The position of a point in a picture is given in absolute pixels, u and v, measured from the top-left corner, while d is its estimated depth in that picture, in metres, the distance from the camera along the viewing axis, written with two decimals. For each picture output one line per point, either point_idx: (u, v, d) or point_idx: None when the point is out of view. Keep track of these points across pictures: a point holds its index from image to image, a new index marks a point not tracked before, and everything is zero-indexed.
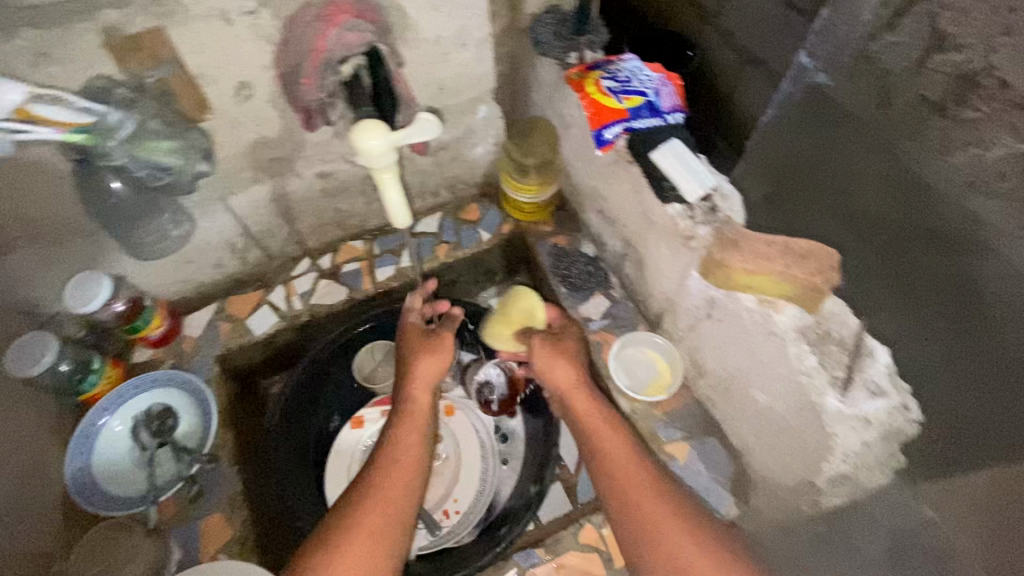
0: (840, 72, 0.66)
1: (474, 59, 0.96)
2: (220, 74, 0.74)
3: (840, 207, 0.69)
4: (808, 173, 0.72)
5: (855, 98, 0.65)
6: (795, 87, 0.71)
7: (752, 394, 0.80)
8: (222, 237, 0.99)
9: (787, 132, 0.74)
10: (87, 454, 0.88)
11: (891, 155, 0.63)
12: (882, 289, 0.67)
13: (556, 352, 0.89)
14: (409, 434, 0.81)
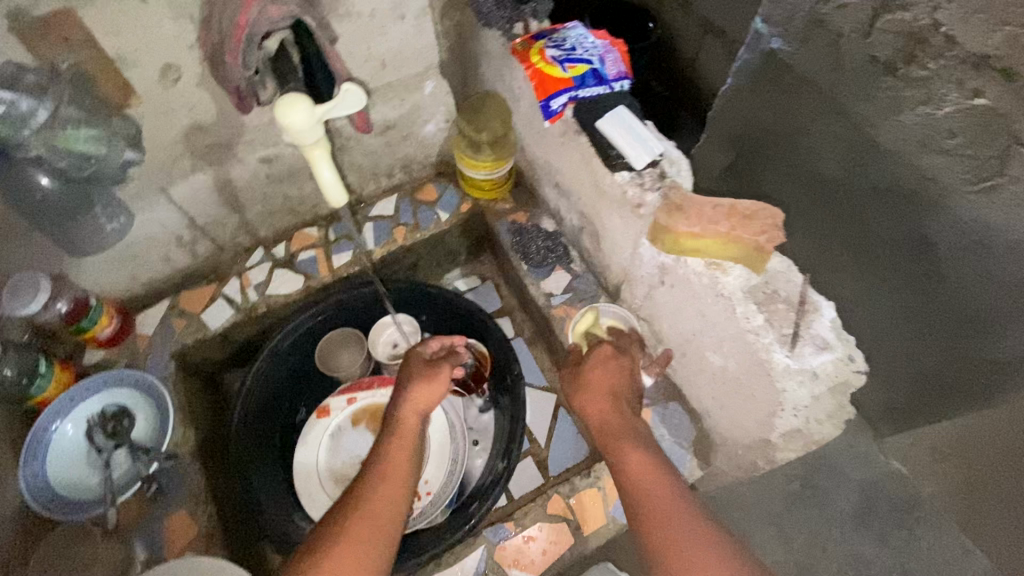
0: (794, 36, 0.61)
1: (414, 32, 0.95)
2: (140, 56, 0.70)
3: (798, 169, 0.67)
4: (761, 138, 0.70)
5: (806, 61, 0.60)
6: (753, 55, 0.68)
7: (706, 357, 0.82)
8: (167, 230, 0.95)
9: (746, 96, 0.71)
10: (40, 458, 0.85)
11: (844, 118, 0.58)
12: (834, 245, 0.68)
13: (607, 364, 0.79)
14: (398, 459, 0.69)
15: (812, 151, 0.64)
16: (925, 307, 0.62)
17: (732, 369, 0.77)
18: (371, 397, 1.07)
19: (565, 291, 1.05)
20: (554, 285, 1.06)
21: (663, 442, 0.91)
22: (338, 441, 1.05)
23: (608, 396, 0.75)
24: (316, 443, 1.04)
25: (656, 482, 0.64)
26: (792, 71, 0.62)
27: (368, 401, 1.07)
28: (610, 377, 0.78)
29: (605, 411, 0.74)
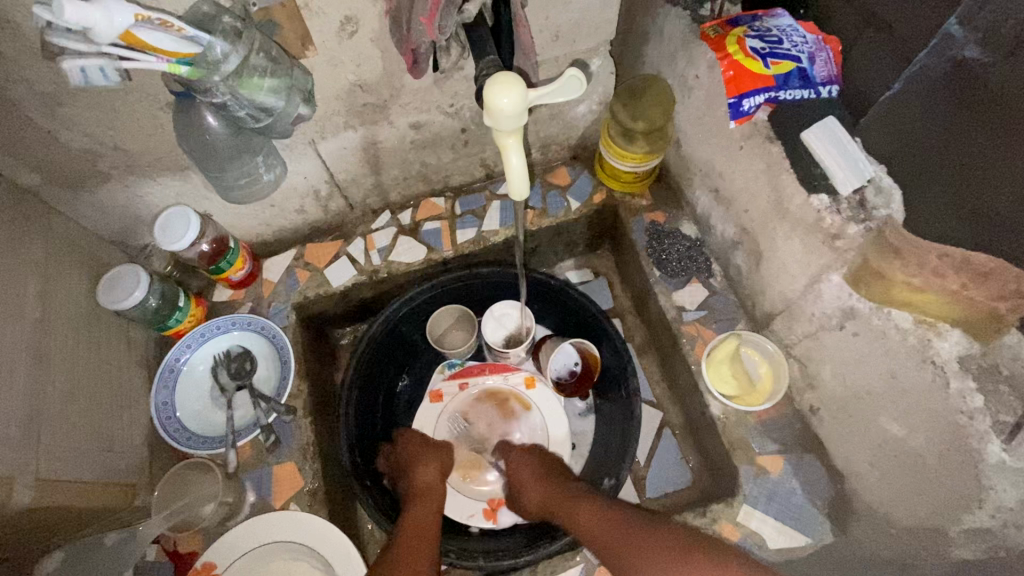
0: (997, 44, 0.52)
1: (599, 5, 0.83)
2: (327, 5, 0.67)
3: (970, 199, 0.58)
4: (933, 158, 0.61)
5: (1010, 77, 0.52)
6: (938, 61, 0.58)
7: (879, 420, 0.71)
8: (308, 182, 0.95)
9: (913, 110, 0.61)
10: (171, 388, 0.89)
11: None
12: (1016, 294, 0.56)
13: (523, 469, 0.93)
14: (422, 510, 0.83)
15: (987, 182, 0.56)
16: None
17: (915, 441, 0.67)
18: (483, 383, 1.06)
19: (700, 307, 0.96)
20: (687, 299, 0.97)
21: (794, 496, 0.82)
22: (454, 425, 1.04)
23: (533, 477, 0.91)
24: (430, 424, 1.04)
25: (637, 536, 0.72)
26: (984, 89, 0.54)
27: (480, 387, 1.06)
28: (536, 464, 0.94)
29: (545, 497, 0.88)
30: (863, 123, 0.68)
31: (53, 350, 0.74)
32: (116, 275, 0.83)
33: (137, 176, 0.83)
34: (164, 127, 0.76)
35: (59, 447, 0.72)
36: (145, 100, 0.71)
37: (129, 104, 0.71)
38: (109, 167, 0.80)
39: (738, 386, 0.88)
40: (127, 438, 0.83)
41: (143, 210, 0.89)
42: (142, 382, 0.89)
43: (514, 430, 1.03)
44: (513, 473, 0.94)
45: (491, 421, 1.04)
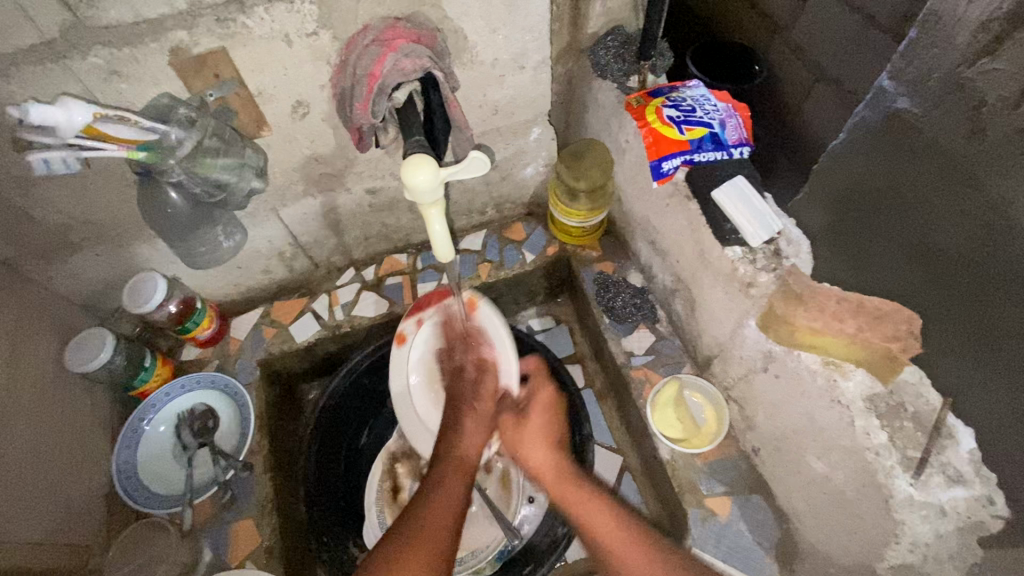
0: (925, 98, 0.53)
1: (532, 82, 0.92)
2: (279, 93, 0.75)
3: (910, 241, 0.57)
4: (865, 202, 0.62)
5: (940, 126, 0.52)
6: (873, 112, 0.59)
7: (807, 459, 0.74)
8: (273, 245, 1.01)
9: (859, 153, 0.61)
10: (133, 448, 0.91)
11: (975, 190, 0.49)
12: (943, 342, 0.57)
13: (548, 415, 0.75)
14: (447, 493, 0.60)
15: (929, 226, 0.55)
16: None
17: (838, 479, 0.69)
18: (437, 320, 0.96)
19: (647, 352, 1.00)
20: (635, 345, 1.01)
21: (741, 538, 0.83)
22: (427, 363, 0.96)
23: (542, 443, 0.72)
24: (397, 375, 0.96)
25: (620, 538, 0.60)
26: (918, 137, 0.54)
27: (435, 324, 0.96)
28: (543, 415, 0.75)
29: (546, 462, 0.71)
30: (823, 163, 0.67)
31: (16, 413, 0.77)
32: (84, 339, 0.87)
33: (106, 246, 0.89)
34: (131, 201, 0.82)
35: (14, 508, 0.73)
36: (113, 179, 0.78)
37: (99, 183, 0.78)
38: (80, 240, 0.86)
39: (682, 429, 0.91)
40: (85, 500, 0.85)
41: (113, 276, 0.94)
42: (104, 443, 0.92)
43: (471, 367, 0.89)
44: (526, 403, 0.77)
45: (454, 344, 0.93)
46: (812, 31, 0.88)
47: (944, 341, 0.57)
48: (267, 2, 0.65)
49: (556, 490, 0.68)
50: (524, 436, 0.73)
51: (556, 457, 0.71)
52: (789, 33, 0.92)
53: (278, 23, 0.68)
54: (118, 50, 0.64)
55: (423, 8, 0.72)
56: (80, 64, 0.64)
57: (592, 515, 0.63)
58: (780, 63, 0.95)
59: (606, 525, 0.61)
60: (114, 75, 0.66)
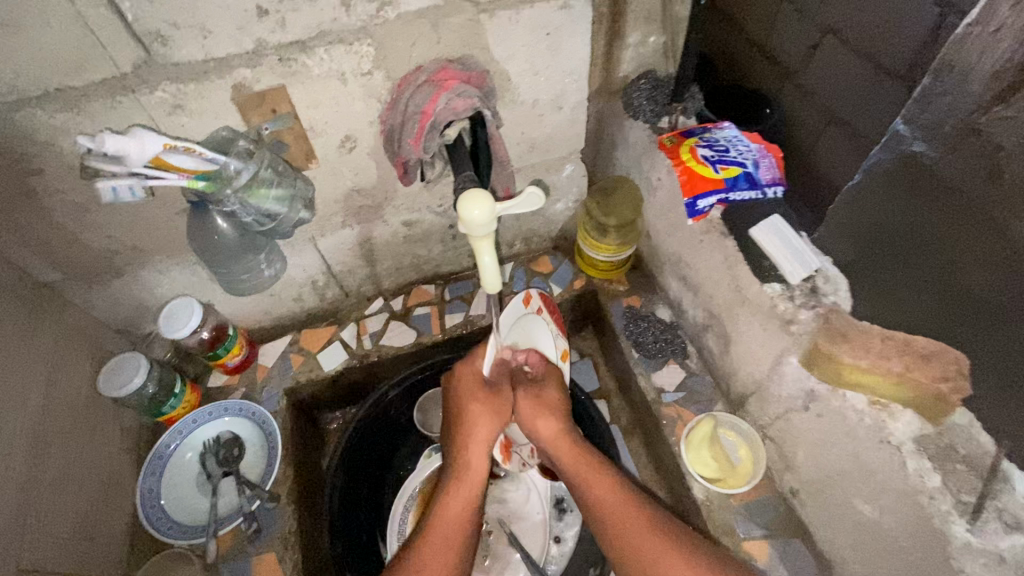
0: (941, 142, 0.53)
1: (568, 122, 0.95)
2: (330, 128, 0.78)
3: (938, 283, 0.58)
4: (891, 239, 0.63)
5: (963, 170, 0.52)
6: (887, 154, 0.60)
7: (851, 502, 0.72)
8: (307, 274, 1.02)
9: (877, 193, 0.62)
10: (158, 475, 0.91)
11: (997, 234, 0.50)
12: (988, 379, 0.56)
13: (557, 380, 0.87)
14: (470, 482, 0.77)
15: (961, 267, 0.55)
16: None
17: (887, 524, 0.67)
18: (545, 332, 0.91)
19: (678, 389, 1.00)
20: (666, 380, 1.01)
21: None
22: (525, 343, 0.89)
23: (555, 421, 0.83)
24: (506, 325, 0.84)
25: (617, 502, 0.74)
26: (939, 183, 0.54)
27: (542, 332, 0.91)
28: (555, 402, 0.84)
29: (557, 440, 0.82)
30: (835, 205, 0.70)
31: (50, 436, 0.77)
32: (118, 363, 0.88)
33: (148, 272, 0.90)
34: (177, 228, 0.84)
35: (49, 531, 0.73)
36: (163, 207, 0.80)
37: (149, 211, 0.80)
38: (123, 265, 0.87)
39: (719, 464, 0.89)
40: (109, 528, 0.83)
41: (150, 302, 0.95)
42: (129, 470, 0.91)
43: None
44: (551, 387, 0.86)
45: None
46: (830, 75, 0.73)
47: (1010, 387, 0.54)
48: (327, 44, 0.69)
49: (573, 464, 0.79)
50: (539, 415, 0.83)
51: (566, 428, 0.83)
52: (799, 77, 0.78)
53: (336, 63, 0.71)
54: (185, 85, 0.67)
55: (472, 52, 0.76)
56: (147, 97, 0.67)
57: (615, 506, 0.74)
58: (793, 108, 0.81)
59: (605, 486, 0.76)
60: (177, 108, 0.68)
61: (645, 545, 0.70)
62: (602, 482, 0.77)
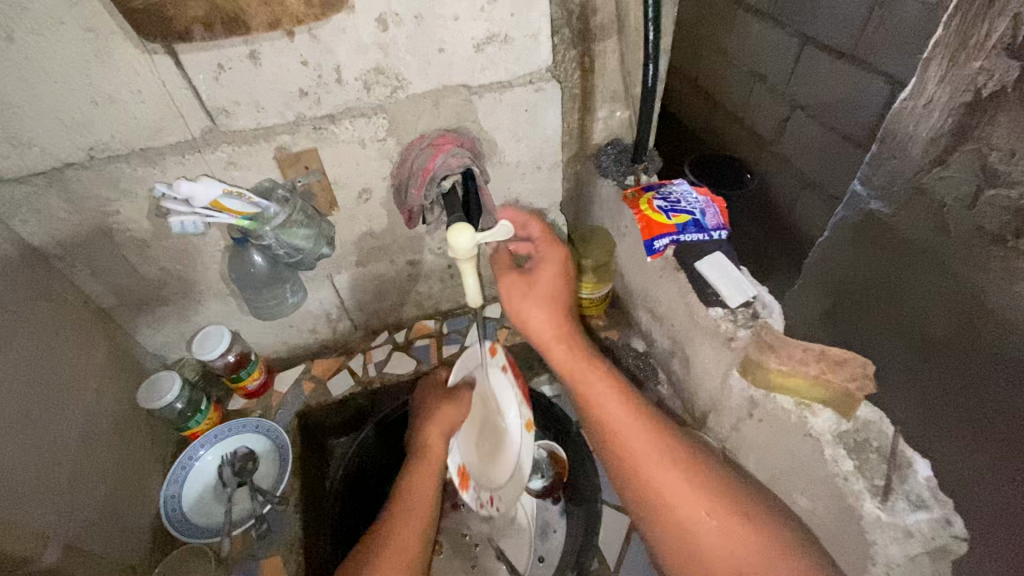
0: (894, 202, 0.79)
1: (547, 178, 1.14)
2: (350, 182, 0.96)
3: (896, 315, 0.82)
4: (855, 285, 0.90)
5: (913, 224, 0.76)
6: (852, 212, 0.88)
7: (793, 498, 0.82)
8: (322, 307, 1.17)
9: (844, 244, 0.91)
10: (180, 482, 1.01)
11: (942, 273, 0.72)
12: (918, 395, 0.77)
13: (552, 276, 0.89)
14: (429, 468, 0.94)
15: (916, 302, 0.77)
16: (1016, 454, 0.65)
17: (820, 514, 0.77)
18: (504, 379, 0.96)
19: None
20: None
21: None
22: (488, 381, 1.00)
23: (549, 317, 0.89)
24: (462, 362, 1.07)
25: (628, 426, 0.84)
26: (886, 233, 0.81)
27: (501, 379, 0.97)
28: (545, 295, 0.89)
29: (557, 334, 0.90)
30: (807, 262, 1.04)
31: (96, 437, 0.90)
32: (155, 379, 1.01)
33: (188, 301, 1.05)
34: (218, 262, 1.01)
35: (89, 519, 0.84)
36: (209, 244, 0.97)
37: (198, 247, 0.97)
38: (168, 294, 1.03)
39: None
40: (135, 524, 0.93)
41: (187, 328, 1.10)
42: (155, 477, 1.02)
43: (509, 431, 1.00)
44: (538, 277, 0.89)
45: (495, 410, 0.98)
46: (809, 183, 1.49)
47: (926, 406, 0.76)
48: (351, 117, 0.88)
49: (565, 355, 0.89)
50: (535, 309, 0.89)
51: (564, 328, 0.90)
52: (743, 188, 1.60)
53: (357, 131, 0.90)
54: (239, 147, 0.86)
55: (466, 123, 0.96)
56: (210, 156, 0.85)
57: (633, 441, 0.83)
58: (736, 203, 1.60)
59: (618, 410, 0.85)
60: (231, 164, 0.87)
61: (662, 480, 0.81)
62: (602, 384, 0.87)
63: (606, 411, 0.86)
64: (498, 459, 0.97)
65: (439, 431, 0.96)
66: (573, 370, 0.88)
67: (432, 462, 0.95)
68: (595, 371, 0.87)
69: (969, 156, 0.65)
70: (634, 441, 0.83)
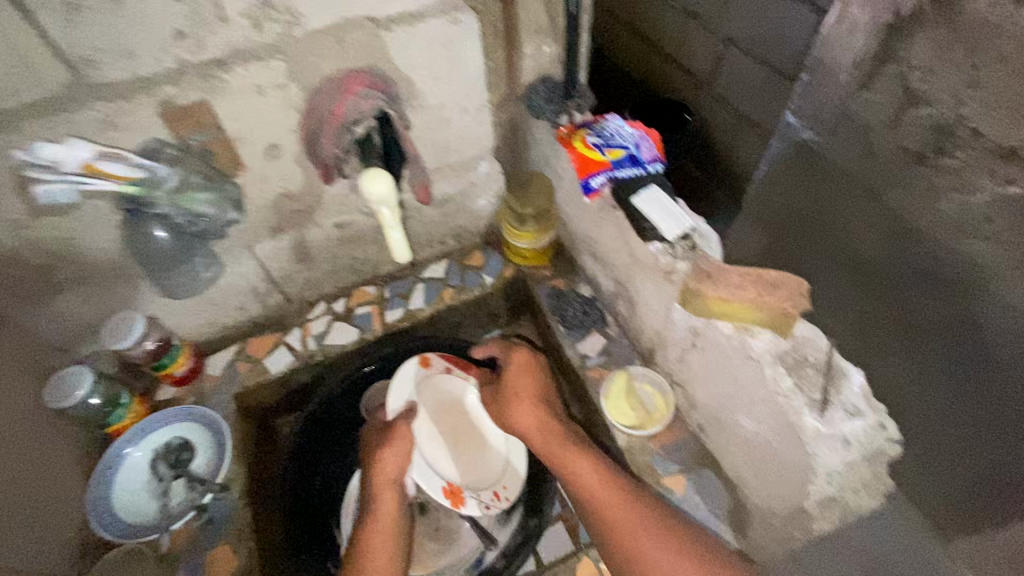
0: (825, 129, 0.88)
1: (474, 122, 1.07)
2: (253, 138, 0.87)
3: (843, 253, 0.84)
4: (805, 221, 0.91)
5: (843, 153, 0.84)
6: (785, 142, 0.98)
7: (738, 421, 0.84)
8: (246, 281, 1.08)
9: (780, 177, 0.98)
10: (108, 483, 0.94)
11: (877, 200, 0.79)
12: (894, 341, 0.76)
13: (524, 373, 1.00)
14: (382, 529, 0.87)
15: (851, 233, 0.83)
16: (971, 450, 0.69)
17: (763, 432, 0.79)
18: (460, 380, 1.10)
19: (600, 353, 1.10)
20: (589, 348, 1.11)
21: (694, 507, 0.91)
22: (440, 393, 1.08)
23: (532, 410, 0.96)
24: (409, 388, 1.05)
25: (615, 502, 0.82)
26: (823, 161, 0.89)
27: (457, 383, 1.10)
28: (529, 396, 0.97)
29: (539, 423, 0.94)
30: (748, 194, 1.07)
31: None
32: (63, 375, 0.91)
33: (88, 287, 0.94)
34: (115, 241, 0.90)
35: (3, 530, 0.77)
36: (100, 220, 0.86)
37: (87, 224, 0.86)
38: (61, 282, 0.91)
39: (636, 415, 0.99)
40: (57, 526, 0.87)
41: (93, 318, 0.99)
42: (78, 480, 0.94)
43: (483, 427, 1.08)
44: (510, 385, 0.99)
45: (461, 413, 1.08)
46: (749, 99, 1.46)
47: (892, 352, 0.76)
48: (243, 61, 0.78)
49: (552, 442, 0.91)
50: (521, 410, 0.96)
51: (547, 421, 0.94)
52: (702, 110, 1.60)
53: (253, 77, 0.80)
54: (114, 104, 0.75)
55: (376, 62, 0.87)
56: (79, 116, 0.74)
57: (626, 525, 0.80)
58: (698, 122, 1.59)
59: (610, 498, 0.83)
60: (108, 125, 0.76)
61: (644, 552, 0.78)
62: (589, 465, 0.87)
63: (596, 497, 0.83)
64: (484, 452, 1.05)
65: (391, 481, 0.91)
66: (562, 457, 0.89)
67: (384, 520, 0.88)
68: (586, 461, 0.87)
69: (891, 79, 0.73)
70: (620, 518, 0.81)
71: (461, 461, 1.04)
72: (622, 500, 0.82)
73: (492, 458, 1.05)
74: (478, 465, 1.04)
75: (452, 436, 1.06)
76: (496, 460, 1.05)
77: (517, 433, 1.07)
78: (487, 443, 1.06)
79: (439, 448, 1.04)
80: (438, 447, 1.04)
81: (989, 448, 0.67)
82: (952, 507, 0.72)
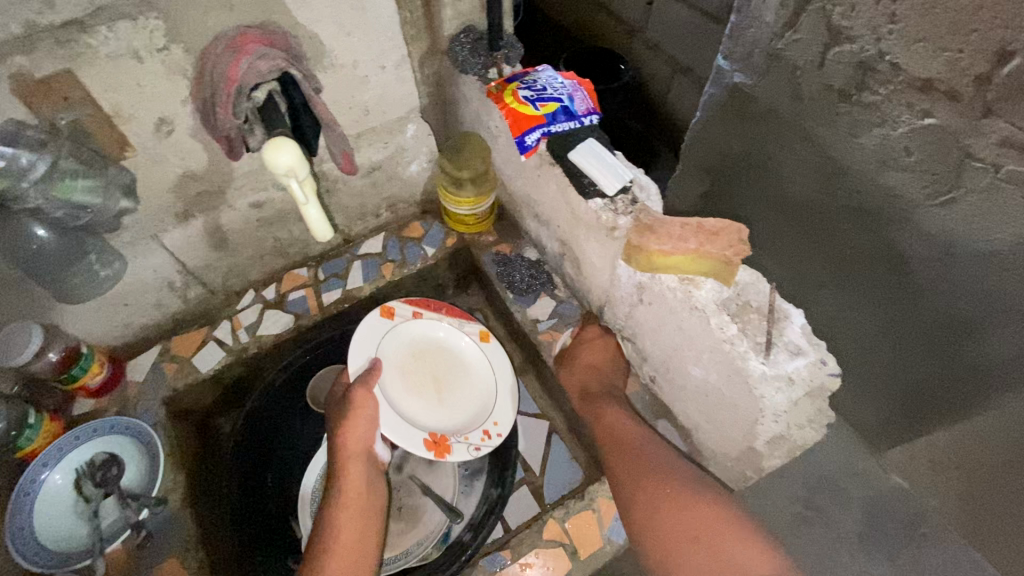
0: (755, 73, 0.87)
1: (395, 81, 0.99)
2: (138, 113, 0.76)
3: (776, 195, 0.91)
4: (736, 163, 0.96)
5: (772, 94, 0.85)
6: (717, 87, 0.95)
7: (688, 370, 0.84)
8: (159, 275, 0.98)
9: (711, 123, 0.98)
10: (26, 512, 0.84)
11: (806, 141, 0.82)
12: (815, 271, 0.92)
13: (596, 342, 0.99)
14: (352, 502, 0.85)
15: (784, 174, 0.88)
16: (909, 359, 0.85)
17: (713, 379, 0.80)
18: (433, 321, 1.05)
19: (551, 316, 1.08)
20: (539, 312, 1.09)
21: None
22: (410, 343, 1.02)
23: (586, 371, 0.96)
24: (373, 341, 0.97)
25: (653, 478, 0.78)
26: (758, 103, 0.88)
27: (429, 326, 1.05)
28: (600, 361, 0.97)
29: (590, 386, 0.95)
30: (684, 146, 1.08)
31: None
32: None
33: None
34: None
35: None
36: None
37: None
38: None
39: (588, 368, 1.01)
40: None
41: None
42: None
43: (463, 368, 1.03)
44: (583, 350, 0.99)
45: (439, 359, 1.03)
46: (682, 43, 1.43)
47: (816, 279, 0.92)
48: (108, 19, 0.67)
49: (606, 408, 0.90)
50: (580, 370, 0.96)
51: (603, 387, 0.94)
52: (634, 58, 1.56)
53: (125, 40, 0.69)
54: None
55: (273, 16, 0.77)
56: None
57: (669, 512, 0.74)
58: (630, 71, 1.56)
59: (649, 471, 0.79)
60: None
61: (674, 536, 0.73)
62: (635, 431, 0.86)
63: (637, 470, 0.80)
64: (466, 395, 1.01)
65: (358, 453, 0.88)
66: (608, 427, 0.87)
67: (355, 492, 0.86)
68: (632, 428, 0.86)
69: (814, 16, 0.75)
70: (658, 495, 0.76)
71: (444, 407, 0.99)
72: (655, 480, 0.78)
73: (476, 399, 1.01)
74: (460, 409, 1.00)
75: (431, 385, 1.00)
76: (481, 398, 1.01)
77: (501, 365, 1.04)
78: (468, 386, 1.02)
79: (416, 399, 0.98)
80: (415, 399, 0.97)
81: (948, 353, 0.78)
82: (905, 398, 0.90)
